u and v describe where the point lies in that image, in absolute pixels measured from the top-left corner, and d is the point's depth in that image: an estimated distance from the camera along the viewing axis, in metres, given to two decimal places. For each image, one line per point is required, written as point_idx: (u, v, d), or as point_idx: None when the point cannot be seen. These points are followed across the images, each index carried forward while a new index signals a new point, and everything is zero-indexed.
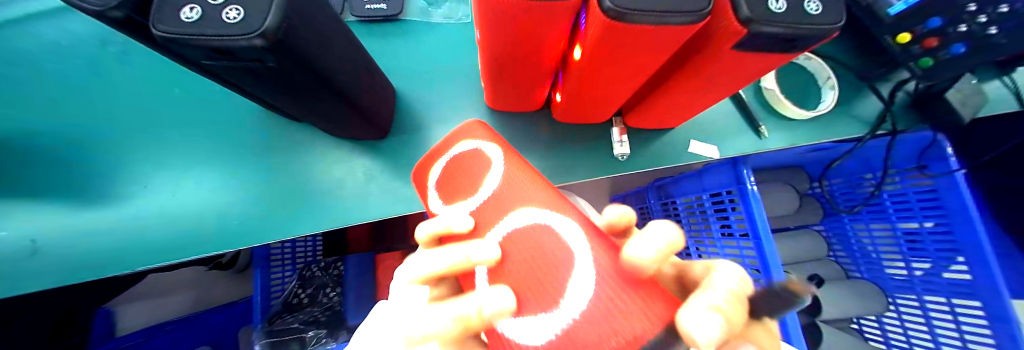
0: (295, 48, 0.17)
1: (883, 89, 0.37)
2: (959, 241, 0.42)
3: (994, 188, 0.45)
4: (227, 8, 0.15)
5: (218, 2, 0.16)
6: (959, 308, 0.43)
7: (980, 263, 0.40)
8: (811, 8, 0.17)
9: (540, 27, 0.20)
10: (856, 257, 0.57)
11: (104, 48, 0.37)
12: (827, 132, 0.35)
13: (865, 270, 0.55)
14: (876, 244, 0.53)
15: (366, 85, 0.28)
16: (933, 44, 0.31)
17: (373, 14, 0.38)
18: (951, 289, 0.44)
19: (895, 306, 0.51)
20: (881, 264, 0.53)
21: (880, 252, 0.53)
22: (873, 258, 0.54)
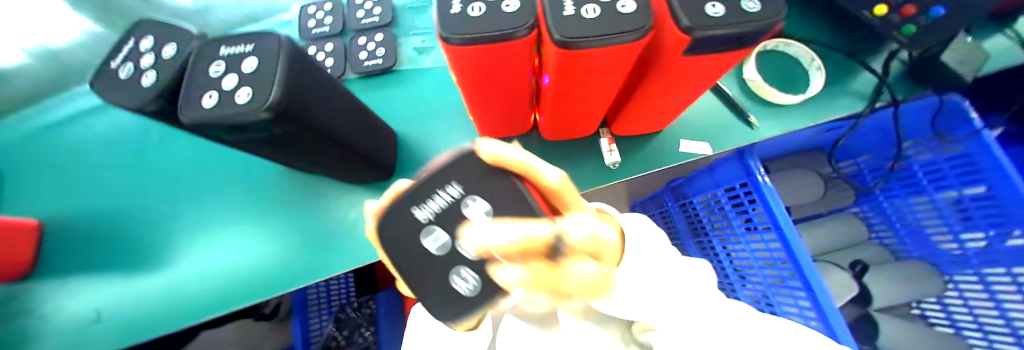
0: (298, 114, 0.20)
1: (875, 64, 0.35)
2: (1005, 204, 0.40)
3: None
4: (239, 93, 0.19)
5: (230, 89, 0.19)
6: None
7: None
8: (749, 6, 0.18)
9: (506, 63, 0.22)
10: (901, 234, 0.52)
11: (149, 134, 0.43)
12: (824, 111, 0.34)
13: (915, 248, 0.51)
14: (919, 218, 0.49)
15: (367, 134, 0.31)
16: (912, 11, 0.30)
17: (369, 69, 0.42)
18: (1011, 258, 0.41)
19: (955, 285, 0.47)
20: (931, 239, 0.49)
21: (925, 226, 0.49)
22: (920, 235, 0.50)
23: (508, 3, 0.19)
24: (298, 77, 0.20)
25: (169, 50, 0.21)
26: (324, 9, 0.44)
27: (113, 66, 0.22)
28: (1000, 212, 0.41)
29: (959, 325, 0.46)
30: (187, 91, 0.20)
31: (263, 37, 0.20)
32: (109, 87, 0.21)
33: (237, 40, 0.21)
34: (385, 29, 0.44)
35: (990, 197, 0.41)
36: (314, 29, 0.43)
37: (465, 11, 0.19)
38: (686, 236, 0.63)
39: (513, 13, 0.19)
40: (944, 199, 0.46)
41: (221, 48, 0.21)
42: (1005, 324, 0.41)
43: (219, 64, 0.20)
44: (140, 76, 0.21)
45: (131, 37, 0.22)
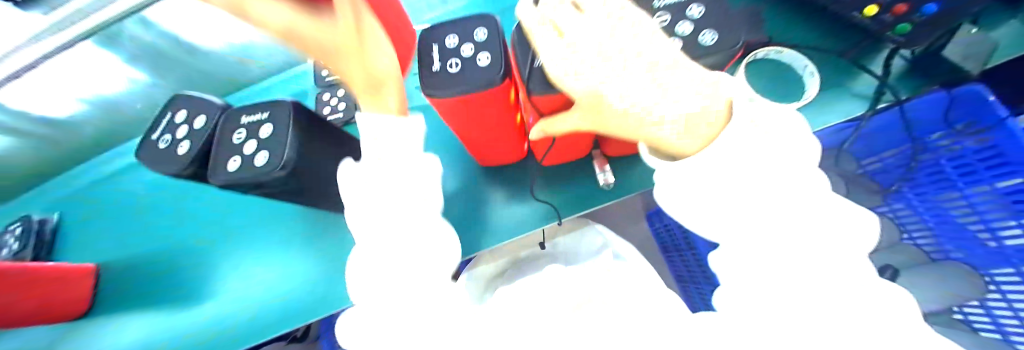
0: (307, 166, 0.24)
1: (875, 66, 0.33)
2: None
3: None
4: (256, 155, 0.23)
5: (249, 154, 0.23)
6: None
7: None
8: (705, 40, 0.21)
9: (485, 109, 0.25)
10: (941, 234, 0.47)
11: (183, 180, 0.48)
12: (825, 116, 0.33)
13: (955, 247, 0.46)
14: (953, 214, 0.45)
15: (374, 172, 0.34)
16: (904, 9, 0.29)
17: None
18: None
19: (997, 286, 0.42)
20: (976, 238, 0.43)
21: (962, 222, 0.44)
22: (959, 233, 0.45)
23: (482, 57, 0.23)
24: (307, 135, 0.25)
25: (199, 121, 0.25)
26: None
27: (153, 136, 0.26)
28: None
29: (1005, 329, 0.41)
30: (215, 156, 0.24)
31: (277, 106, 0.24)
32: (150, 156, 0.25)
33: (255, 109, 0.25)
34: None
35: None
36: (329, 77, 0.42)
37: (445, 68, 0.23)
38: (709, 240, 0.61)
39: (486, 67, 0.23)
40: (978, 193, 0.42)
41: (241, 118, 0.25)
42: None
43: (241, 131, 0.24)
44: (175, 145, 0.25)
45: (170, 111, 0.27)
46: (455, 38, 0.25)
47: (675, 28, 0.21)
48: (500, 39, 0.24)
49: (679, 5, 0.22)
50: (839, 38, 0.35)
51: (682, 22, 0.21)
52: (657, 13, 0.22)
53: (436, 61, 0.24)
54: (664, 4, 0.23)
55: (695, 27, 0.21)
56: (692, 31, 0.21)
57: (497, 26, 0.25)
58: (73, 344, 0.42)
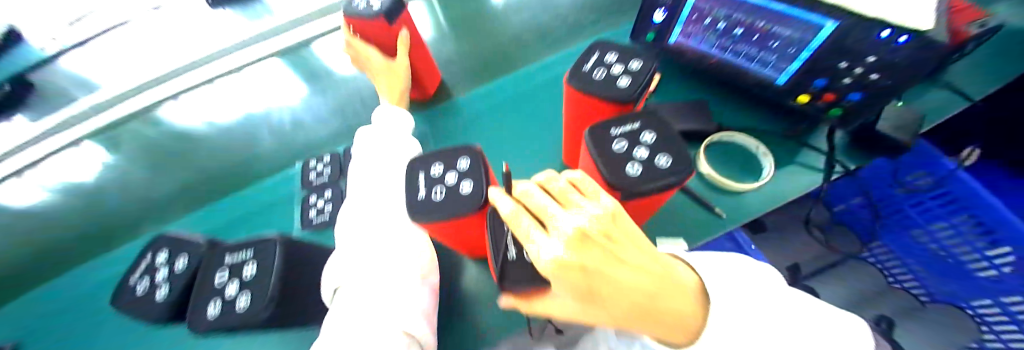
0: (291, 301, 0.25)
1: (819, 142, 0.37)
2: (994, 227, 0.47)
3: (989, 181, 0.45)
4: (237, 298, 0.23)
5: (232, 295, 0.23)
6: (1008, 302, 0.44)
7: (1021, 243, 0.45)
8: (662, 162, 0.23)
9: (470, 229, 0.26)
10: (919, 276, 0.55)
11: None
12: (784, 190, 0.35)
13: (932, 289, 0.54)
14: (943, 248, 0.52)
15: None
16: (832, 98, 0.34)
17: None
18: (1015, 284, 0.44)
19: (989, 327, 0.47)
20: (960, 273, 0.50)
21: (952, 258, 0.51)
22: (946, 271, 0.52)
23: (462, 185, 0.25)
24: (290, 266, 0.25)
25: (180, 262, 0.25)
26: (324, 160, 0.45)
27: (132, 282, 0.25)
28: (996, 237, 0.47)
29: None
30: (195, 299, 0.24)
31: (262, 243, 0.25)
32: (129, 304, 0.24)
33: (238, 247, 0.25)
34: None
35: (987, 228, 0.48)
36: (315, 179, 0.44)
37: (428, 196, 0.25)
38: None
39: (467, 194, 0.24)
40: (943, 234, 0.52)
41: (224, 258, 0.25)
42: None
43: (223, 273, 0.24)
44: (153, 291, 0.24)
45: (151, 251, 0.26)
46: (438, 166, 0.27)
47: (633, 154, 0.24)
48: (481, 165, 0.26)
49: (633, 129, 0.25)
50: (781, 118, 0.39)
51: (639, 148, 0.24)
52: (615, 140, 0.25)
53: (419, 190, 0.25)
54: (621, 129, 0.25)
55: (651, 152, 0.24)
56: (649, 155, 0.23)
57: (477, 153, 0.27)
58: None
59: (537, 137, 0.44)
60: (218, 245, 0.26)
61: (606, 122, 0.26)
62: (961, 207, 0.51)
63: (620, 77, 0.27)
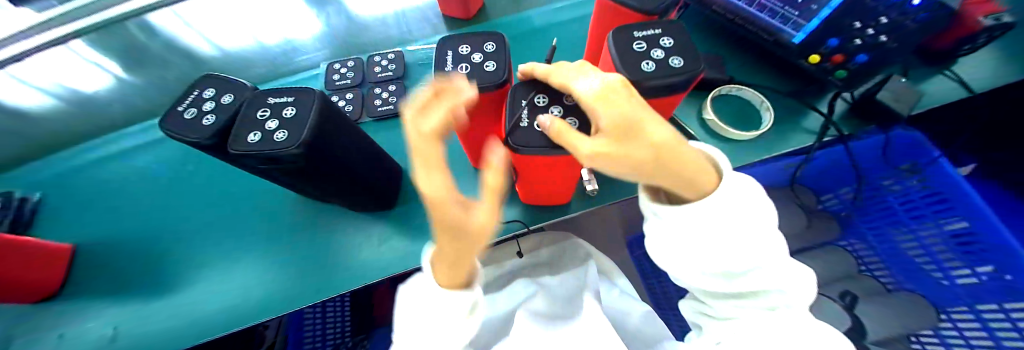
0: (322, 151, 0.26)
1: (822, 106, 0.39)
2: (982, 238, 0.46)
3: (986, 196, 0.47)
4: (277, 131, 0.24)
5: (271, 128, 0.25)
6: (989, 311, 0.42)
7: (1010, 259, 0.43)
8: (675, 62, 0.26)
9: (491, 111, 0.29)
10: (893, 266, 0.56)
11: (178, 167, 0.47)
12: (782, 144, 0.38)
13: (902, 278, 0.54)
14: (925, 249, 0.51)
15: (381, 172, 0.35)
16: (840, 59, 0.35)
17: (382, 113, 0.44)
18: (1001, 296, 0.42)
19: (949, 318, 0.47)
20: (932, 274, 0.50)
21: (933, 260, 0.50)
22: (915, 271, 0.53)
23: (489, 65, 0.27)
24: (325, 123, 0.26)
25: (227, 98, 0.28)
26: (347, 65, 0.47)
27: (178, 110, 0.27)
28: (983, 251, 0.46)
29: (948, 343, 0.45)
30: (236, 129, 0.25)
31: (305, 93, 0.27)
32: (172, 124, 0.26)
33: (282, 94, 0.27)
34: (398, 80, 0.46)
35: (972, 240, 0.47)
36: (338, 82, 0.46)
37: (455, 70, 0.27)
38: None
39: (493, 71, 0.26)
40: (928, 237, 0.51)
41: (269, 100, 0.27)
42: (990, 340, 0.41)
43: (267, 111, 0.26)
44: (201, 117, 0.26)
45: (197, 89, 0.29)
46: (466, 47, 0.29)
47: (649, 54, 0.26)
48: (506, 51, 0.28)
49: (654, 35, 0.28)
50: (790, 80, 0.41)
51: (655, 49, 0.27)
52: (635, 41, 0.27)
53: (448, 64, 0.28)
54: (641, 33, 0.28)
55: (666, 55, 0.26)
56: (665, 56, 0.26)
57: (503, 40, 0.29)
58: (28, 329, 0.39)
59: None
60: (263, 92, 0.28)
61: (628, 28, 0.28)
62: (952, 211, 0.49)
63: None
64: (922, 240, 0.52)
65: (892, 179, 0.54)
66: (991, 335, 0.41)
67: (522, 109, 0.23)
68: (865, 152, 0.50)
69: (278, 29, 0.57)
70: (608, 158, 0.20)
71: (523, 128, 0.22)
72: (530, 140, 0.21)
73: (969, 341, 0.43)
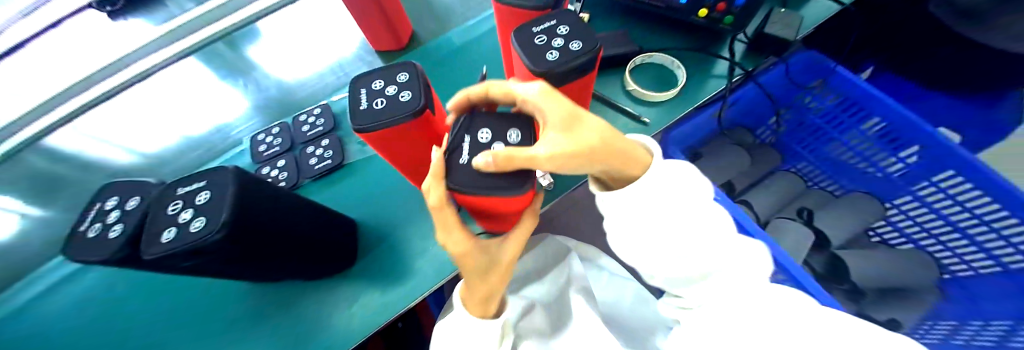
0: (253, 224, 0.23)
1: (723, 51, 0.43)
2: (896, 126, 0.53)
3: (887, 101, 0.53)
4: (194, 222, 0.23)
5: (186, 219, 0.23)
6: (983, 215, 0.47)
7: (931, 143, 0.50)
8: (575, 46, 0.27)
9: (420, 140, 0.29)
10: (831, 173, 0.64)
11: (103, 291, 0.41)
12: (699, 94, 0.41)
13: (846, 183, 0.62)
14: (853, 147, 0.61)
15: (331, 231, 0.34)
16: (722, 6, 0.39)
17: (320, 171, 0.43)
18: (959, 194, 0.49)
19: (898, 209, 0.57)
20: (876, 165, 0.59)
21: (867, 155, 0.59)
22: (843, 167, 0.63)
23: (404, 94, 0.27)
24: (252, 195, 0.24)
25: (132, 203, 0.26)
26: (272, 132, 0.46)
27: (80, 229, 0.25)
28: (908, 141, 0.53)
29: (918, 241, 0.55)
30: (151, 232, 0.23)
31: (214, 172, 0.26)
32: (75, 246, 0.23)
33: (189, 180, 0.26)
34: (330, 134, 0.45)
35: (893, 132, 0.54)
36: (265, 152, 0.44)
37: (371, 106, 0.27)
38: None
39: (408, 100, 0.26)
40: (852, 140, 0.60)
41: (176, 190, 0.25)
42: (1005, 244, 0.45)
43: (179, 202, 0.24)
44: (107, 230, 0.24)
45: (98, 202, 0.26)
46: (379, 82, 0.28)
47: (551, 44, 0.28)
48: (420, 78, 0.28)
49: (551, 26, 0.29)
50: (691, 33, 0.45)
51: (555, 38, 0.28)
52: (536, 36, 0.28)
53: (363, 101, 0.27)
54: (540, 27, 0.29)
55: (566, 40, 0.28)
56: (565, 42, 0.28)
57: (416, 69, 0.29)
58: None
59: None
60: (171, 183, 0.26)
61: (528, 25, 0.30)
62: (869, 113, 0.56)
63: None
64: (848, 144, 0.61)
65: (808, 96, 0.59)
66: (1004, 239, 0.45)
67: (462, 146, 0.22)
68: (767, 79, 0.53)
69: (193, 115, 0.54)
70: (567, 153, 0.22)
71: (462, 163, 0.21)
72: (482, 185, 0.19)
73: (984, 250, 0.48)
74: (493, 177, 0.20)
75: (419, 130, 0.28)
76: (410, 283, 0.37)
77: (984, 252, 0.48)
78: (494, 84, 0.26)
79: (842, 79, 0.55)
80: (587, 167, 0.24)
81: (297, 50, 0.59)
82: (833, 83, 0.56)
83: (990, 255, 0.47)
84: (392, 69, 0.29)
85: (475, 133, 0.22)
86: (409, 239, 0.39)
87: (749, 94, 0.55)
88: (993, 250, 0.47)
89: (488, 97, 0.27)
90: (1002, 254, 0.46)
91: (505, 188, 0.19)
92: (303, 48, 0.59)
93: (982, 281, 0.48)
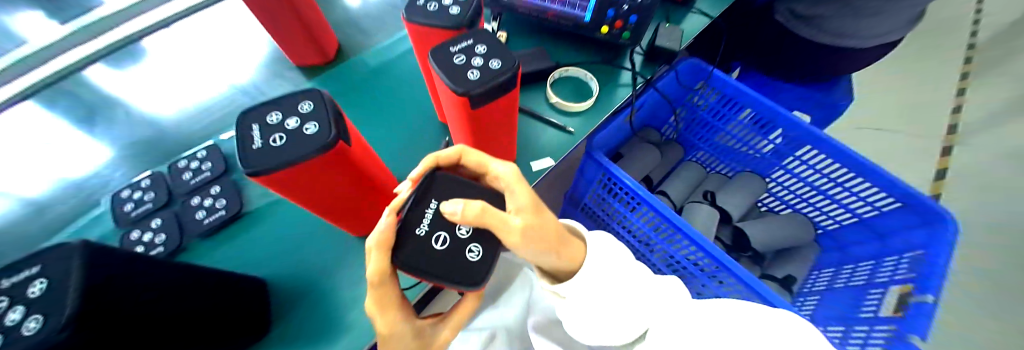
0: (114, 314, 0.18)
1: (626, 62, 0.48)
2: (765, 115, 0.62)
3: (750, 97, 0.62)
4: (29, 320, 0.16)
5: (15, 321, 0.16)
6: (848, 185, 0.58)
7: (793, 127, 0.60)
8: (494, 64, 0.28)
9: (335, 175, 0.27)
10: (725, 159, 0.74)
11: None
12: (609, 102, 0.45)
13: (735, 167, 0.74)
14: (738, 137, 0.69)
15: (227, 299, 0.28)
16: (619, 24, 0.44)
17: (210, 225, 0.37)
18: (828, 170, 0.60)
19: (788, 189, 0.68)
20: (755, 150, 0.68)
21: (748, 143, 0.69)
22: (729, 152, 0.72)
23: (309, 127, 0.24)
24: (112, 277, 0.18)
25: None
26: (142, 186, 0.38)
27: None
28: (774, 126, 0.63)
29: (808, 214, 0.68)
30: None
31: (50, 252, 0.17)
32: None
33: (19, 264, 0.18)
34: (223, 179, 0.40)
35: (764, 120, 0.63)
36: (133, 212, 0.37)
37: (267, 144, 0.24)
38: (607, 218, 0.65)
39: (313, 135, 0.24)
40: (736, 132, 0.68)
41: (0, 283, 0.17)
42: (868, 204, 0.57)
43: (2, 300, 0.17)
44: None
45: None
46: (278, 114, 0.25)
47: (470, 63, 0.28)
48: (327, 106, 0.25)
49: (467, 46, 0.29)
50: (598, 46, 0.49)
51: (473, 58, 0.28)
52: (454, 56, 0.28)
53: (257, 139, 0.24)
54: (457, 47, 0.29)
55: (485, 59, 0.28)
56: (484, 62, 0.28)
57: (323, 96, 0.26)
58: None
59: (398, 115, 0.47)
60: None
61: (444, 45, 0.29)
62: (743, 106, 0.64)
63: (451, 8, 0.32)
64: (733, 135, 0.70)
65: (696, 95, 0.67)
66: (870, 203, 0.57)
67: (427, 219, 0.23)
68: (662, 82, 0.59)
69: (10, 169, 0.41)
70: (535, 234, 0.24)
71: (420, 236, 0.23)
72: (451, 271, 0.22)
73: (852, 211, 0.60)
74: (458, 260, 0.23)
75: (332, 164, 0.25)
76: (345, 335, 0.34)
77: (853, 213, 0.60)
78: (470, 150, 0.26)
79: (716, 79, 0.63)
80: (549, 253, 0.28)
81: (178, 78, 0.50)
82: (712, 83, 0.64)
83: (857, 215, 0.60)
84: (297, 97, 0.26)
85: (438, 203, 0.24)
86: (337, 285, 0.36)
87: (654, 96, 0.61)
88: (859, 211, 0.59)
89: (460, 159, 0.26)
90: (864, 211, 0.59)
91: (472, 275, 0.22)
92: (186, 77, 0.50)
93: (846, 231, 0.63)
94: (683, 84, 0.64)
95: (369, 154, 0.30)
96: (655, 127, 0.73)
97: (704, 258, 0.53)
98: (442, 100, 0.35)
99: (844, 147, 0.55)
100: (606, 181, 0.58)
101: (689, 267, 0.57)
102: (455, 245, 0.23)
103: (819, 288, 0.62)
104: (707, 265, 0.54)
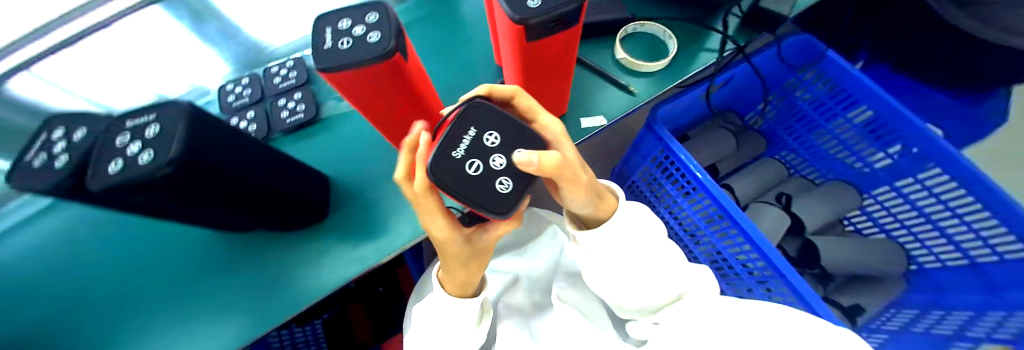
0: (203, 160, 0.20)
1: (717, 24, 0.42)
2: (883, 116, 0.51)
3: (868, 92, 0.50)
4: (141, 154, 0.18)
5: (133, 153, 0.19)
6: (974, 224, 0.46)
7: (917, 139, 0.48)
8: None
9: (387, 88, 0.28)
10: (813, 162, 0.65)
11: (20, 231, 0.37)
12: (687, 66, 0.40)
13: (828, 173, 0.64)
14: (838, 136, 0.59)
15: (292, 180, 0.32)
16: None
17: (291, 125, 0.42)
18: (942, 198, 0.48)
19: (888, 212, 0.57)
20: (859, 156, 0.58)
21: (852, 146, 0.58)
22: (827, 159, 0.62)
23: (371, 36, 0.25)
24: (200, 137, 0.20)
25: (59, 132, 0.21)
26: (242, 83, 0.44)
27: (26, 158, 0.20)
28: (894, 132, 0.51)
29: (909, 248, 0.56)
30: (100, 163, 0.19)
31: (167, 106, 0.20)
32: (17, 178, 0.19)
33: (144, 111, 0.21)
34: (304, 87, 0.44)
35: (879, 121, 0.52)
36: (235, 102, 0.43)
37: (335, 47, 0.25)
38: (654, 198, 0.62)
39: (375, 43, 0.24)
40: (839, 130, 0.58)
41: (129, 122, 0.20)
42: (990, 251, 0.45)
43: (125, 135, 0.19)
44: (51, 162, 0.19)
45: (45, 131, 0.21)
46: (346, 21, 0.26)
47: None
48: (390, 21, 0.26)
49: None
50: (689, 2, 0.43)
51: None
52: None
53: (328, 41, 0.26)
54: None
55: None
56: None
57: (387, 10, 0.26)
58: None
59: (460, 51, 0.48)
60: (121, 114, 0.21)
61: None
62: (856, 102, 0.53)
63: None
64: (836, 136, 0.59)
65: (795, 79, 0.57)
66: (995, 253, 0.45)
67: (467, 145, 0.21)
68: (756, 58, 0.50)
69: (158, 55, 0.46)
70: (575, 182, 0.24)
71: (453, 159, 0.21)
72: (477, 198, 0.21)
73: (964, 252, 0.48)
74: (485, 189, 0.21)
75: (387, 75, 0.26)
76: (384, 238, 0.37)
77: (967, 257, 0.48)
78: (523, 94, 0.25)
79: (829, 63, 0.52)
80: (578, 206, 0.27)
81: None
82: (822, 66, 0.53)
83: (970, 260, 0.48)
84: (360, 7, 0.27)
85: (477, 131, 0.22)
86: (384, 195, 0.39)
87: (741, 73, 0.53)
88: (974, 255, 0.48)
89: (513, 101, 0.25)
90: (982, 258, 0.47)
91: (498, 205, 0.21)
92: None
93: (944, 273, 0.52)
94: (784, 62, 0.54)
95: (422, 76, 0.31)
96: (738, 112, 0.65)
97: (759, 259, 0.48)
98: (500, 35, 0.33)
99: (985, 178, 0.42)
100: (663, 158, 0.54)
101: (737, 266, 0.52)
102: (487, 174, 0.21)
103: (894, 327, 0.54)
104: (760, 267, 0.48)
